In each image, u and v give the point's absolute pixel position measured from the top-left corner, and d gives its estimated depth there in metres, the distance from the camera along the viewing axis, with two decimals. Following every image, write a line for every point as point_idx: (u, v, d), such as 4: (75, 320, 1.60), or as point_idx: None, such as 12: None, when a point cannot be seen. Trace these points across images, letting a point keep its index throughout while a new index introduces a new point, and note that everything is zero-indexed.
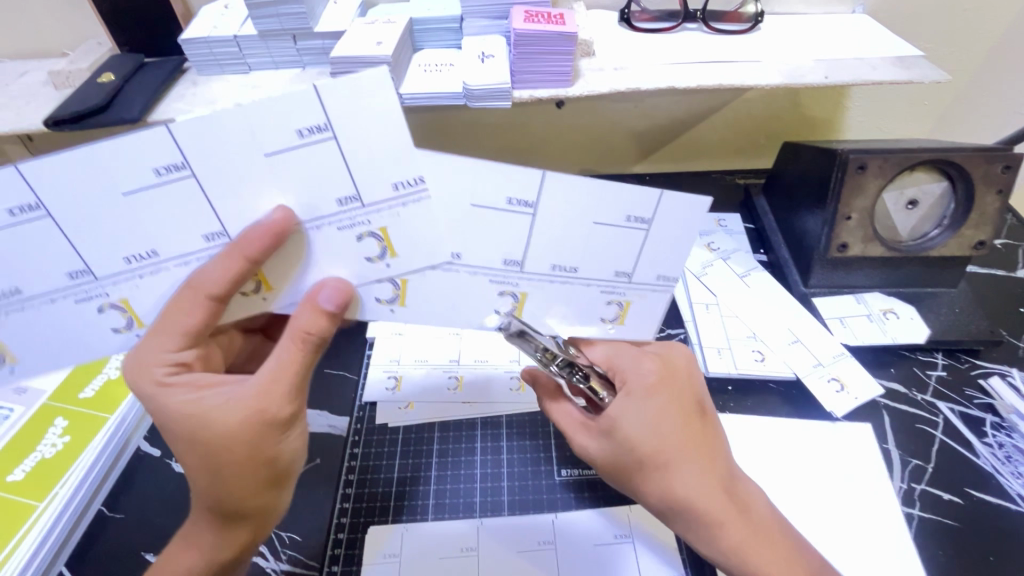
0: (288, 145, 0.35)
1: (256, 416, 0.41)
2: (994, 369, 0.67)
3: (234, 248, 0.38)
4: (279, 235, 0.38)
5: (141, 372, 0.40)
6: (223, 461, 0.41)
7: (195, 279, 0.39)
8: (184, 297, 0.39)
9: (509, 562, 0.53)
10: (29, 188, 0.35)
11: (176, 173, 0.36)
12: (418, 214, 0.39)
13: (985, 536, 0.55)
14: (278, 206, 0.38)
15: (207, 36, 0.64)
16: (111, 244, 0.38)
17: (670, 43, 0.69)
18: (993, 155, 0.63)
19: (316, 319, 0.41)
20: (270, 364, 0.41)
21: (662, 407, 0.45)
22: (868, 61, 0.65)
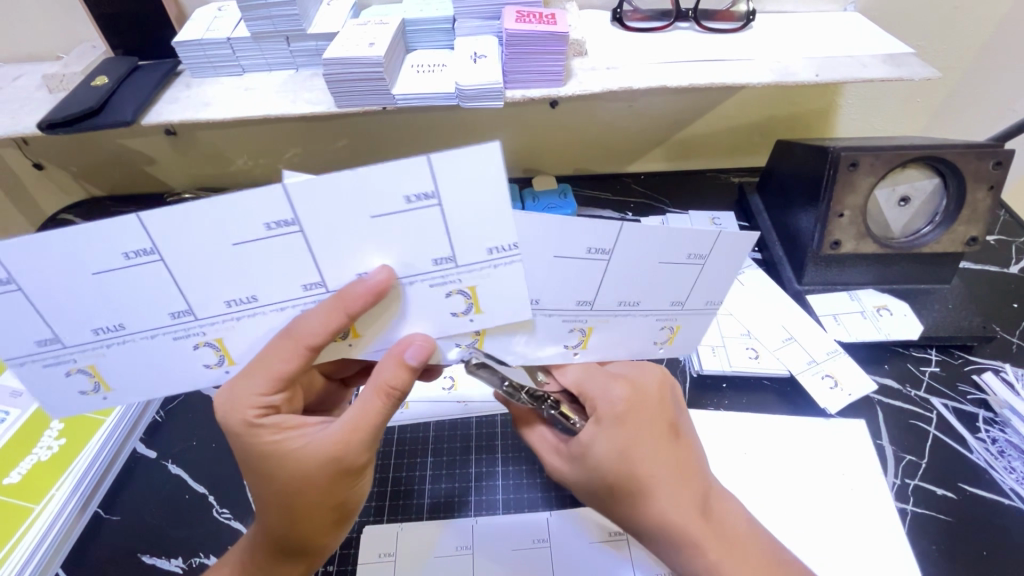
0: (392, 210, 0.35)
1: (336, 466, 0.42)
2: (987, 365, 0.67)
3: (338, 303, 0.38)
4: (379, 293, 0.38)
5: (232, 414, 0.42)
6: (294, 499, 0.43)
7: (296, 330, 0.39)
8: (280, 344, 0.40)
9: (504, 561, 0.53)
10: (147, 233, 0.34)
11: (284, 228, 0.35)
12: (515, 273, 0.39)
13: (978, 530, 0.55)
14: (380, 265, 0.38)
15: (201, 39, 0.64)
16: (216, 288, 0.37)
17: (662, 43, 0.69)
18: (983, 151, 0.63)
19: (398, 374, 0.41)
20: (353, 413, 0.43)
21: (630, 436, 0.45)
22: (858, 59, 0.65)
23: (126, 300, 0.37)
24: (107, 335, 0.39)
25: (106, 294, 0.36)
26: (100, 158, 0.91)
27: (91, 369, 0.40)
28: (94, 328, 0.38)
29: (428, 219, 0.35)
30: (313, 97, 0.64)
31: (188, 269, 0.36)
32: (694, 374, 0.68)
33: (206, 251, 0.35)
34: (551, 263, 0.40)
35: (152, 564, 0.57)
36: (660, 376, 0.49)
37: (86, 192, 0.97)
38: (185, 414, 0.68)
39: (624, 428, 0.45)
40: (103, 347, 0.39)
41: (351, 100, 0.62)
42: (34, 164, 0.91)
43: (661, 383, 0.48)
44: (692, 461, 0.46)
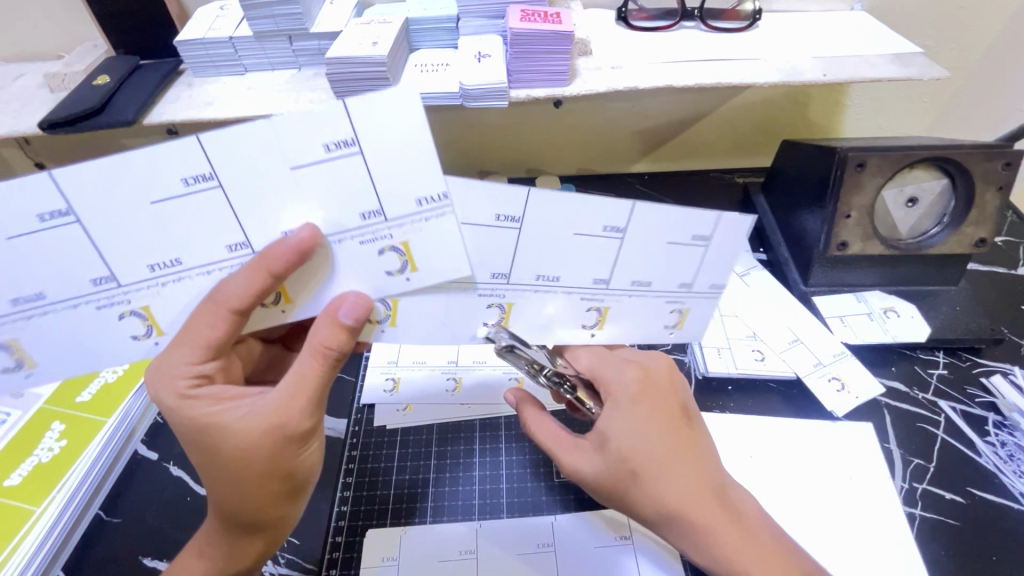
0: (311, 159, 0.35)
1: (279, 434, 0.41)
2: (996, 367, 0.66)
3: (260, 262, 0.37)
4: (304, 251, 0.37)
5: (164, 384, 0.41)
6: (239, 471, 0.42)
7: (219, 294, 0.38)
8: (205, 309, 0.39)
9: (508, 565, 0.53)
10: (61, 194, 0.35)
11: (203, 184, 0.36)
12: (442, 226, 0.39)
13: (988, 534, 0.54)
14: (305, 223, 0.38)
15: (203, 38, 0.64)
16: (136, 251, 0.38)
17: (668, 42, 0.69)
18: (993, 151, 0.62)
19: (336, 334, 0.40)
20: (291, 376, 0.42)
21: (643, 417, 0.44)
22: (866, 59, 0.65)
23: (42, 267, 0.37)
24: (26, 305, 0.39)
25: (24, 263, 0.37)
26: (101, 158, 0.90)
27: (11, 342, 0.40)
28: (13, 299, 0.38)
29: (351, 168, 0.36)
30: (316, 97, 0.64)
31: (105, 229, 0.36)
32: (699, 376, 0.67)
33: (127, 208, 0.36)
34: None
35: (153, 567, 0.56)
36: (669, 363, 0.49)
37: None
38: None
39: (635, 409, 0.45)
40: (24, 318, 0.39)
41: (355, 99, 0.62)
42: (35, 164, 0.90)
43: (671, 369, 0.49)
44: (703, 446, 0.46)
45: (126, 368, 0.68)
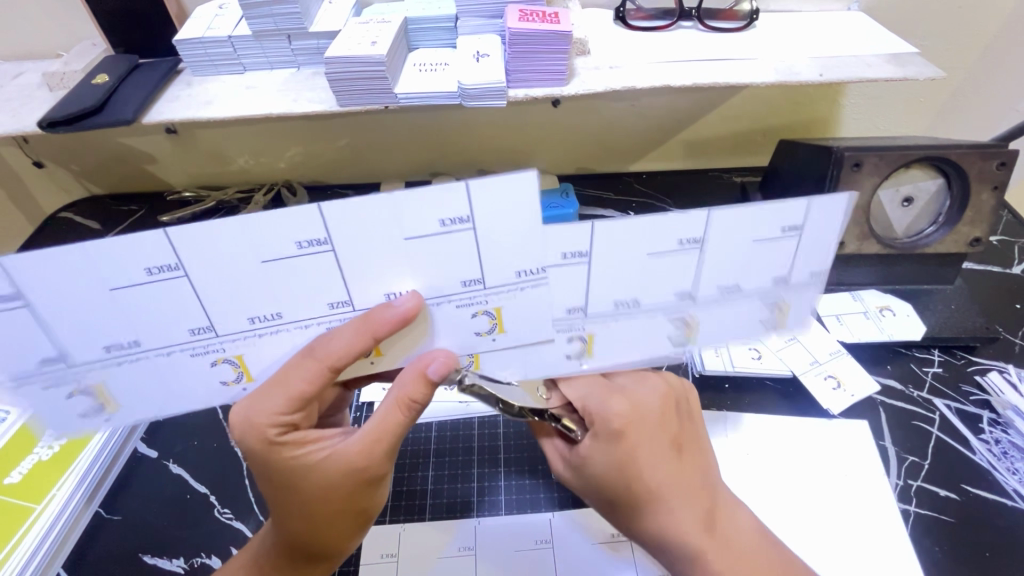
0: (422, 232, 0.35)
1: (356, 475, 0.44)
2: (991, 366, 0.67)
3: (366, 325, 0.38)
4: (408, 318, 0.38)
5: (252, 433, 0.42)
6: (317, 512, 0.45)
7: (320, 351, 0.39)
8: (304, 362, 0.40)
9: (506, 562, 0.53)
10: (172, 250, 0.34)
11: (315, 247, 0.35)
12: (535, 296, 0.39)
13: (981, 530, 0.55)
14: (409, 291, 0.38)
15: (202, 37, 0.64)
16: (238, 304, 0.37)
17: (665, 42, 0.69)
18: (988, 151, 0.63)
19: (419, 388, 0.42)
20: (374, 427, 0.44)
21: (633, 453, 0.45)
22: (863, 59, 0.65)
23: (143, 318, 0.37)
24: (118, 352, 0.38)
25: (115, 309, 0.36)
26: (100, 156, 0.90)
27: (97, 386, 0.40)
28: (107, 345, 0.38)
29: (461, 243, 0.36)
30: (315, 96, 0.64)
31: (209, 282, 0.36)
32: (696, 375, 0.68)
33: (235, 264, 0.35)
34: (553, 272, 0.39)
35: (154, 564, 0.57)
36: (659, 391, 0.48)
37: (85, 190, 0.96)
38: (186, 414, 0.68)
39: (627, 447, 0.45)
40: (114, 363, 0.39)
41: (353, 99, 0.62)
42: (34, 163, 0.90)
43: (661, 392, 0.48)
44: (696, 475, 0.46)
45: None
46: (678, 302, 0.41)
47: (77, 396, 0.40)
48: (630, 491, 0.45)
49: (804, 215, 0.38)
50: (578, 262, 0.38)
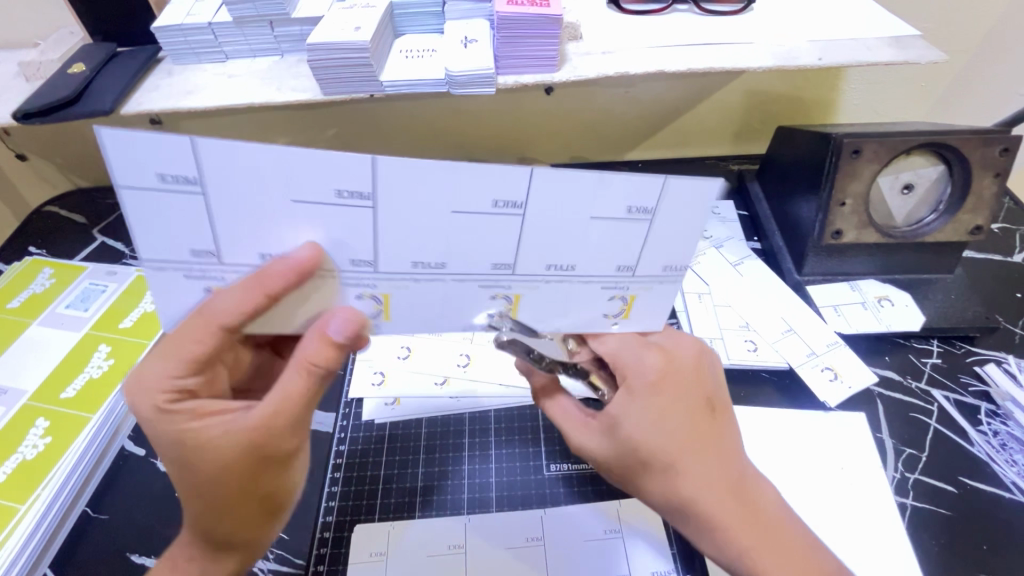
0: (472, 210, 0.36)
1: (256, 452, 0.42)
2: (990, 356, 0.66)
3: (256, 282, 0.37)
4: (304, 270, 0.37)
5: (142, 395, 0.41)
6: (210, 487, 0.42)
7: (207, 310, 0.38)
8: (200, 330, 0.39)
9: (496, 560, 0.52)
10: (194, 162, 0.33)
11: (351, 199, 0.35)
12: (636, 239, 0.38)
13: (979, 524, 0.54)
14: (306, 243, 0.37)
15: (181, 23, 0.62)
16: (252, 238, 0.36)
17: (660, 25, 0.67)
18: (991, 137, 0.61)
19: (327, 350, 0.41)
20: (274, 397, 0.42)
21: (664, 407, 0.44)
22: (863, 42, 0.63)
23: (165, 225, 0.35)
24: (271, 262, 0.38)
25: (151, 213, 0.35)
26: (85, 148, 0.89)
27: None
28: (193, 250, 0.37)
29: (635, 232, 0.38)
30: (298, 85, 0.62)
31: (226, 205, 0.34)
32: None
33: (256, 197, 0.34)
34: (651, 235, 0.38)
35: (141, 563, 0.56)
36: (696, 349, 0.47)
37: (70, 184, 0.95)
38: None
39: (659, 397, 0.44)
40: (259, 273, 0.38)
41: (338, 87, 0.60)
42: (17, 156, 0.89)
43: (700, 352, 0.47)
44: (728, 438, 0.45)
45: (114, 362, 0.66)
46: (671, 275, 0.40)
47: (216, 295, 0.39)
48: (660, 444, 0.43)
49: (657, 199, 0.36)
50: (644, 219, 0.37)
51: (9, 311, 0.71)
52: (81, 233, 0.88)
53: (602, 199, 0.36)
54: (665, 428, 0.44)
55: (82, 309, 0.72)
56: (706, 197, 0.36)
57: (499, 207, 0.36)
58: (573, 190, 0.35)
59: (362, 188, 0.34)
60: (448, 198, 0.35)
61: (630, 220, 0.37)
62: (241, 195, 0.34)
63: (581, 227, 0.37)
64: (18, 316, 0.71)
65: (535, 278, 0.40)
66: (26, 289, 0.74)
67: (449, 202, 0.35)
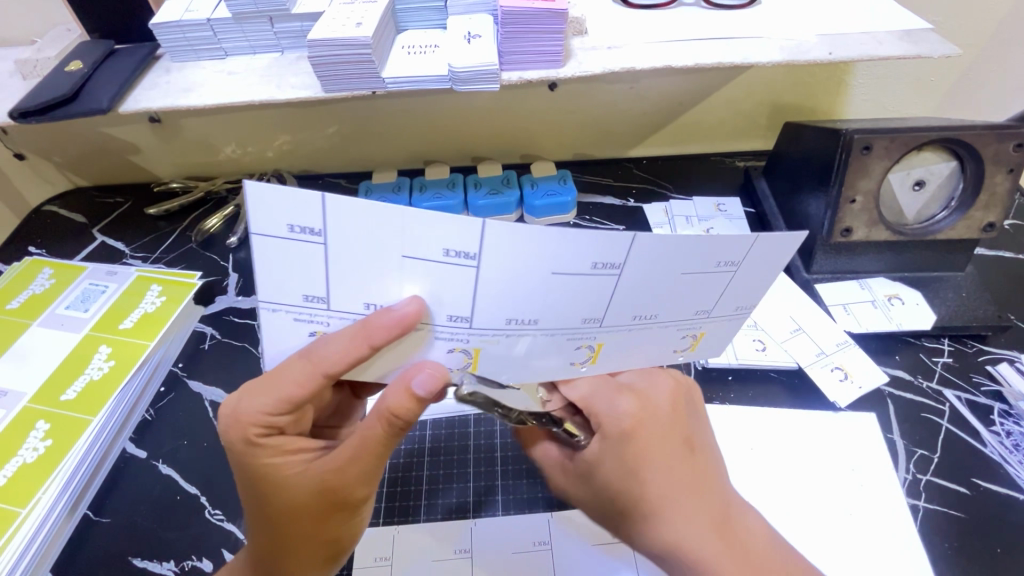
0: (576, 272, 0.36)
1: (330, 495, 0.42)
2: (1003, 355, 0.65)
3: (362, 334, 0.36)
4: (410, 325, 0.36)
5: (236, 430, 0.40)
6: (288, 523, 0.43)
7: (316, 355, 0.37)
8: (303, 369, 0.38)
9: (503, 565, 0.52)
10: (322, 216, 0.32)
11: (462, 258, 0.34)
12: (718, 286, 0.39)
13: (992, 526, 0.54)
14: (412, 296, 0.36)
15: (180, 20, 0.61)
16: (362, 289, 0.36)
17: (667, 20, 0.65)
18: (1005, 132, 0.60)
19: (405, 403, 0.38)
20: (353, 442, 0.41)
21: (640, 452, 0.43)
22: (873, 36, 0.62)
23: (276, 273, 0.35)
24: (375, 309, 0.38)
25: (268, 261, 0.34)
26: (83, 147, 0.88)
27: None
28: (306, 295, 0.36)
29: (716, 283, 0.39)
30: (299, 82, 0.61)
31: (345, 257, 0.34)
32: (699, 367, 0.66)
33: (372, 251, 0.34)
34: (732, 282, 0.40)
35: (143, 567, 0.56)
36: (671, 387, 0.47)
37: (69, 183, 0.94)
38: (176, 413, 0.66)
39: (635, 439, 0.43)
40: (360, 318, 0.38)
41: (339, 84, 0.59)
42: (15, 155, 0.88)
43: (676, 388, 0.47)
44: (708, 474, 0.44)
45: (113, 363, 0.65)
46: (736, 312, 0.43)
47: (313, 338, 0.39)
48: (637, 488, 0.43)
49: (743, 253, 0.38)
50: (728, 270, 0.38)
51: (7, 313, 0.71)
52: (81, 233, 0.87)
53: (697, 259, 0.37)
54: (645, 472, 0.43)
55: (81, 310, 0.71)
56: (783, 249, 0.38)
57: (596, 267, 0.36)
58: (676, 248, 0.36)
59: (463, 251, 0.34)
60: (554, 260, 0.35)
61: (715, 273, 0.38)
62: (362, 249, 0.34)
63: (670, 280, 0.38)
64: (17, 317, 0.70)
65: (616, 329, 0.40)
66: (25, 290, 0.74)
67: (550, 265, 0.35)
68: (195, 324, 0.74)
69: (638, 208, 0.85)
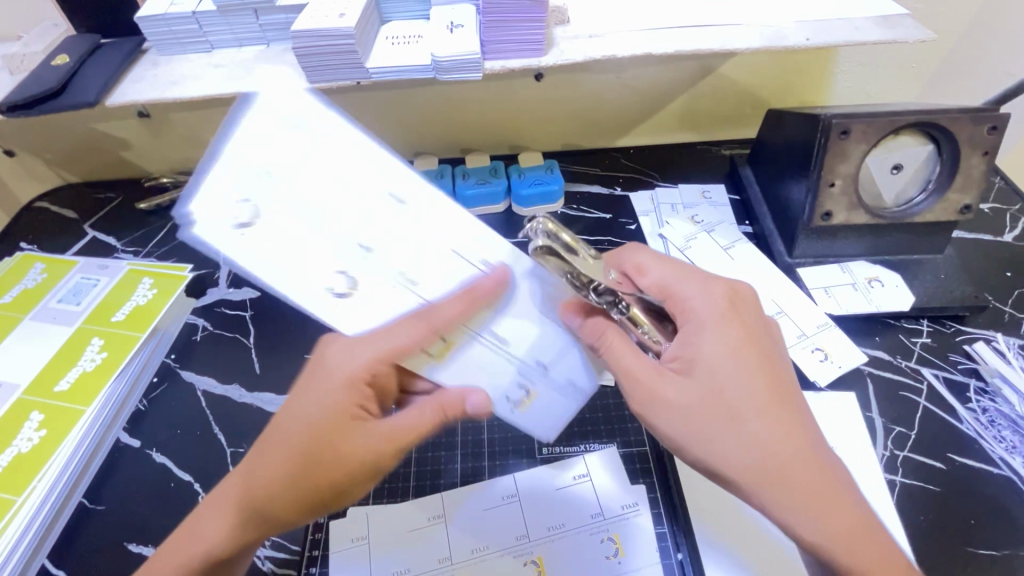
0: (347, 211, 0.43)
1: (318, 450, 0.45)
2: (979, 335, 0.66)
3: (426, 313, 0.44)
4: (500, 283, 0.46)
5: (342, 354, 0.47)
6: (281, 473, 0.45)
7: (429, 316, 0.44)
8: (406, 324, 0.44)
9: (477, 530, 0.54)
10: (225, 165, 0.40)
11: (263, 181, 0.41)
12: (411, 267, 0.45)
13: (966, 498, 0.55)
14: (499, 263, 0.46)
15: (164, 13, 0.61)
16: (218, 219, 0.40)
17: (648, 8, 0.66)
18: (979, 115, 0.61)
19: (422, 337, 0.44)
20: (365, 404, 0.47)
21: (727, 349, 0.45)
22: (851, 22, 0.63)
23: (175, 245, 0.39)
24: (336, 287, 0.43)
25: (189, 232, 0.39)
26: (74, 143, 0.88)
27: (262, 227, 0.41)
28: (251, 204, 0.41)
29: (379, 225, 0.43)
30: (285, 74, 0.62)
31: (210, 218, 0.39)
32: None
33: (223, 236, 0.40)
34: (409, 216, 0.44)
35: (138, 552, 0.56)
36: (729, 288, 0.49)
37: (59, 179, 0.94)
38: (169, 402, 0.67)
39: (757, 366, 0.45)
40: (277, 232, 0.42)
41: (325, 76, 0.60)
42: (6, 151, 0.88)
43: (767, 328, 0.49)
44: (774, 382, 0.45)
45: (106, 355, 0.66)
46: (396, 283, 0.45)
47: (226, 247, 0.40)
48: (720, 391, 0.44)
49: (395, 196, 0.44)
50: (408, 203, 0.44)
51: (0, 307, 0.71)
52: (73, 228, 0.88)
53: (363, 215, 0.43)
54: (743, 405, 0.44)
55: (74, 303, 0.72)
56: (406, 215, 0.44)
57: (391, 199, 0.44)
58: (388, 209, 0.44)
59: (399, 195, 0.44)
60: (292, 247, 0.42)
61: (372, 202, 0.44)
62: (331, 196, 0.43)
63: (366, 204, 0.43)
64: (10, 310, 0.71)
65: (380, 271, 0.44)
66: (18, 284, 0.74)
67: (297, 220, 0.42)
68: (187, 316, 0.75)
69: (625, 196, 0.86)
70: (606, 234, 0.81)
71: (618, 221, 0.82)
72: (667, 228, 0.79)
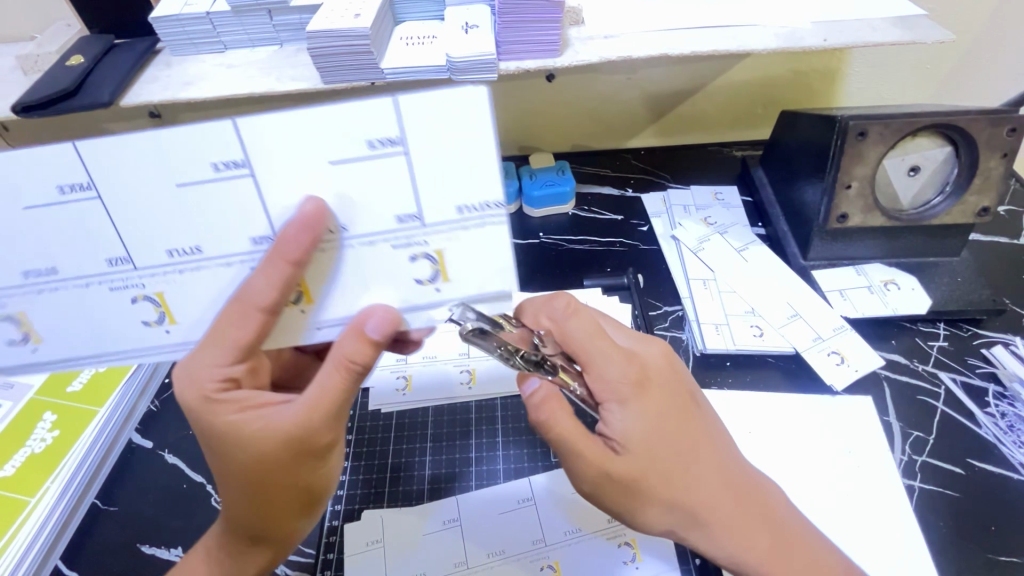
0: (201, 178, 0.40)
1: (295, 448, 0.43)
2: (997, 339, 0.65)
3: (274, 252, 0.39)
4: (311, 223, 0.39)
5: (192, 385, 0.42)
6: (261, 483, 0.44)
7: (244, 295, 0.40)
8: (236, 314, 0.40)
9: (492, 535, 0.53)
10: (85, 168, 0.40)
11: (234, 170, 0.39)
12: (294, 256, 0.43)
13: (987, 504, 0.54)
14: (311, 198, 0.39)
15: (179, 14, 0.61)
16: (160, 236, 0.42)
17: (662, 9, 0.66)
18: (998, 117, 0.60)
19: (363, 348, 0.42)
20: (314, 391, 0.43)
21: (650, 416, 0.44)
22: (867, 23, 0.62)
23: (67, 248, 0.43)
24: (180, 258, 0.43)
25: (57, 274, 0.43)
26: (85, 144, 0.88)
27: (159, 296, 0.45)
28: (171, 250, 0.42)
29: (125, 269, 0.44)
30: (299, 74, 0.61)
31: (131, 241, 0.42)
32: (697, 354, 0.66)
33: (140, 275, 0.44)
34: (183, 214, 0.41)
35: (151, 554, 0.56)
36: (662, 351, 0.48)
37: None
38: (180, 403, 0.67)
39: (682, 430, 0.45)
40: (176, 271, 0.44)
41: (339, 76, 0.60)
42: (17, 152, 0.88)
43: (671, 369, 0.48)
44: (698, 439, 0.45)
45: None
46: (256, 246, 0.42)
47: (141, 303, 0.45)
48: (650, 465, 0.43)
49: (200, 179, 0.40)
50: (240, 171, 0.39)
51: None
52: None
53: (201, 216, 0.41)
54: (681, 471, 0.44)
55: None
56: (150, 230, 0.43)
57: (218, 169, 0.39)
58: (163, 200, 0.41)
59: (379, 136, 0.38)
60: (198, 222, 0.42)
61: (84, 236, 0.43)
62: (310, 131, 0.37)
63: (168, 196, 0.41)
64: None
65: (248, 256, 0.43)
66: None
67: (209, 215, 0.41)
68: None
69: (636, 197, 0.85)
70: (618, 236, 0.80)
71: (630, 222, 0.82)
72: (680, 229, 0.78)
